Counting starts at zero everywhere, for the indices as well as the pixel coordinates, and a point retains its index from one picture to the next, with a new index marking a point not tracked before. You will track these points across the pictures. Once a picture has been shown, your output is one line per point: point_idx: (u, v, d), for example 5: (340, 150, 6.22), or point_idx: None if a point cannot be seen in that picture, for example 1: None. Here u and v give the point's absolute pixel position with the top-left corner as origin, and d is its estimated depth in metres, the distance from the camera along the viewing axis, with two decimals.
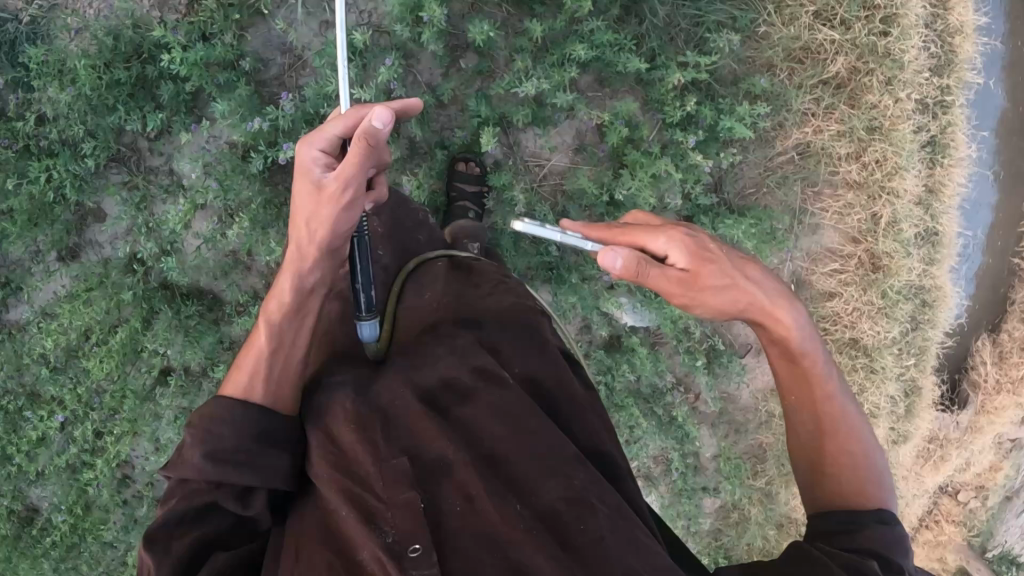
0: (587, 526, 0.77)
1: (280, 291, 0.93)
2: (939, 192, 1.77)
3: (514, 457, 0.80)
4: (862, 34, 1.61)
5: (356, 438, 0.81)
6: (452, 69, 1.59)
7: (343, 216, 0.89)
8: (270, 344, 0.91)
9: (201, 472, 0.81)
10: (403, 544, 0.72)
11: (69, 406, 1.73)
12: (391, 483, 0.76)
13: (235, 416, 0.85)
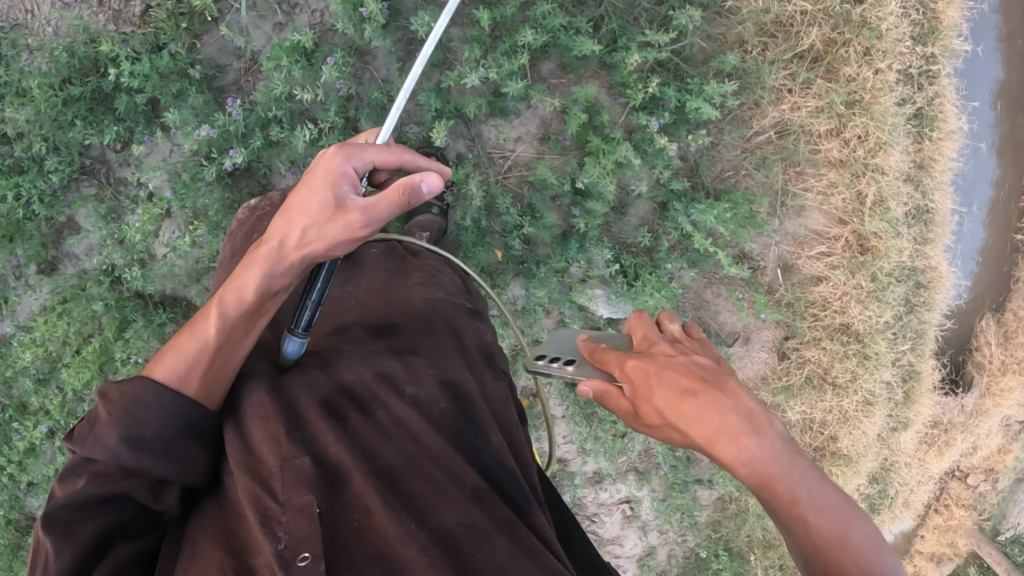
0: (485, 554, 0.74)
1: (245, 281, 0.79)
2: (929, 167, 1.68)
3: (413, 475, 0.79)
4: (836, 3, 1.52)
5: (263, 433, 0.76)
6: (407, 63, 1.54)
7: (345, 242, 0.78)
8: (219, 339, 0.78)
9: (118, 454, 0.71)
10: (294, 552, 0.67)
11: (54, 416, 1.76)
12: (292, 484, 0.72)
13: (162, 403, 0.74)
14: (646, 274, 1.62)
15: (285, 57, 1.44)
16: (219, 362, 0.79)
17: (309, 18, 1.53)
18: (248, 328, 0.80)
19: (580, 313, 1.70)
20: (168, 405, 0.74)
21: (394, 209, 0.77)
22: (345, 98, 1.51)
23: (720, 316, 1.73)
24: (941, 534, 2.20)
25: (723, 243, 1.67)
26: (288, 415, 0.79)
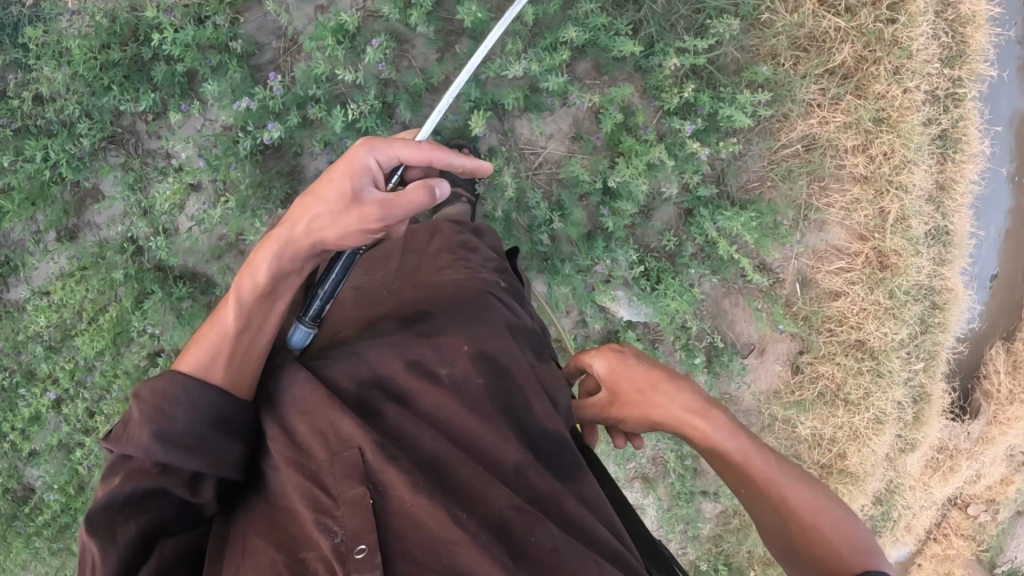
0: (538, 537, 0.66)
1: (258, 263, 0.73)
2: (949, 189, 1.71)
3: (456, 460, 0.70)
4: (868, 21, 1.54)
5: (309, 429, 0.70)
6: (446, 53, 1.56)
7: (362, 238, 0.75)
8: (238, 322, 0.72)
9: (149, 452, 0.64)
10: (350, 544, 0.61)
11: (62, 384, 1.75)
12: (342, 477, 0.65)
13: (191, 393, 0.67)
14: (669, 278, 1.64)
15: (329, 37, 1.44)
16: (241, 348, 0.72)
17: (352, 3, 1.55)
18: (268, 313, 0.74)
19: (600, 313, 1.71)
20: (190, 392, 0.67)
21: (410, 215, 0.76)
22: (386, 82, 1.54)
23: (736, 324, 1.74)
24: (939, 564, 2.17)
25: (745, 250, 1.69)
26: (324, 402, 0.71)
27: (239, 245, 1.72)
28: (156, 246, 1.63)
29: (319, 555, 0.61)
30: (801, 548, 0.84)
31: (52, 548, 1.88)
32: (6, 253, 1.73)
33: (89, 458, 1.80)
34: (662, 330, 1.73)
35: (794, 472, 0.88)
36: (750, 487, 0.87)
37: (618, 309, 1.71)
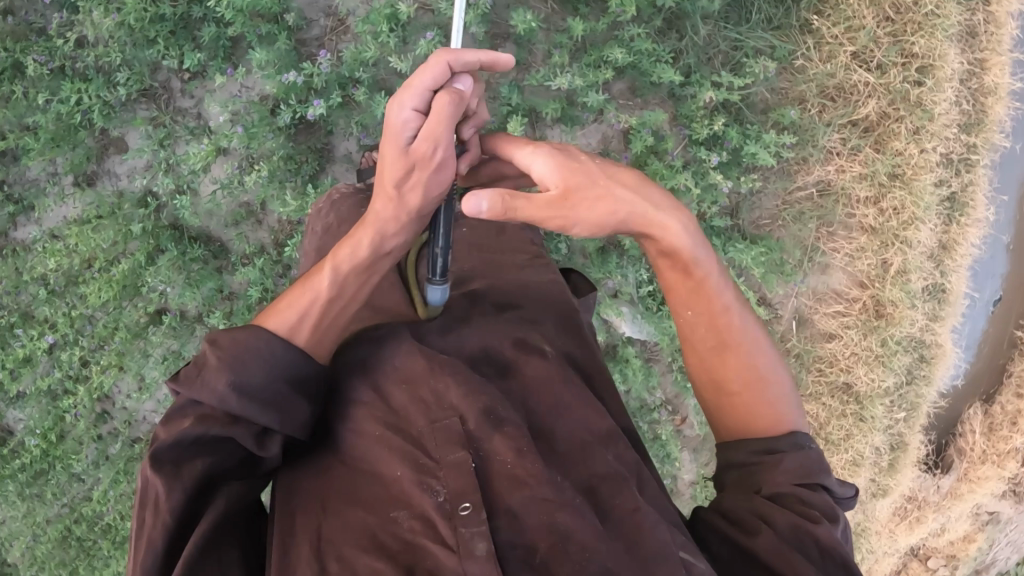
0: (623, 500, 0.68)
1: (360, 238, 0.77)
2: (951, 249, 1.76)
3: (554, 427, 0.71)
4: (897, 80, 1.59)
5: (407, 393, 0.71)
6: (490, 55, 1.59)
7: (590, 209, 0.70)
8: (331, 289, 0.75)
9: (225, 403, 0.66)
10: (454, 502, 0.62)
11: (60, 330, 1.76)
12: (443, 439, 0.66)
13: (275, 350, 0.69)
14: None
15: (382, 24, 1.47)
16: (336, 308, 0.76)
17: None
18: (357, 283, 0.78)
19: (603, 326, 1.75)
20: (276, 353, 0.69)
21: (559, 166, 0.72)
22: None
23: None
24: None
25: (750, 284, 1.75)
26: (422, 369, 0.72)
27: (260, 215, 1.75)
28: (181, 206, 1.66)
29: (419, 510, 0.62)
30: (734, 412, 0.84)
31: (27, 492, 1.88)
32: (19, 191, 1.72)
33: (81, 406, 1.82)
34: (660, 350, 1.79)
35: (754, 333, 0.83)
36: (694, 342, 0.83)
37: (622, 326, 1.72)
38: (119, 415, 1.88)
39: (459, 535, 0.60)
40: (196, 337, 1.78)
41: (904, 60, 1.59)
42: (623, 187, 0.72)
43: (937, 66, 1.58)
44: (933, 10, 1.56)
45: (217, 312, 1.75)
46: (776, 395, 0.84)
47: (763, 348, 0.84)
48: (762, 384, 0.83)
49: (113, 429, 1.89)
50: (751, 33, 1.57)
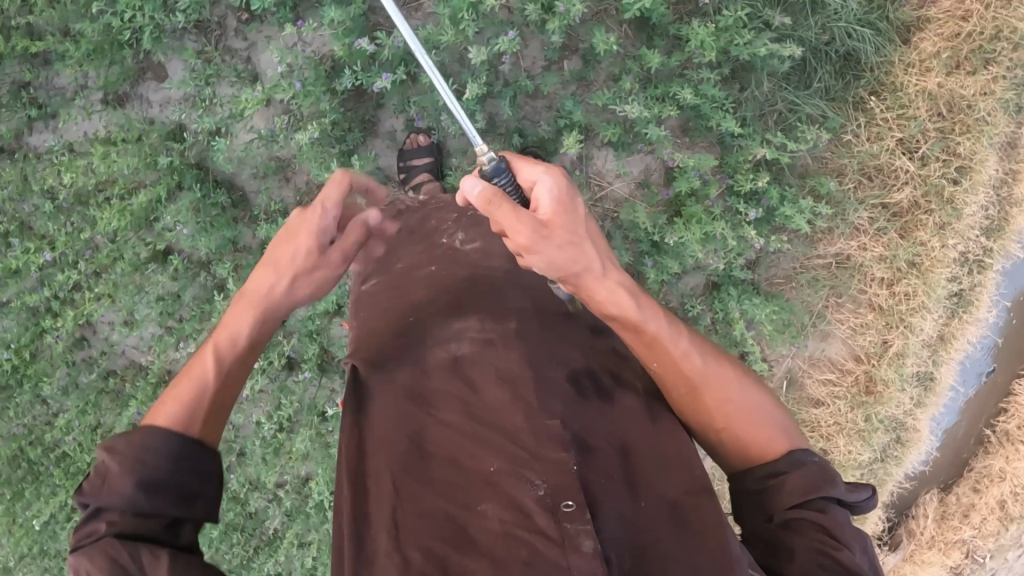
0: (707, 514, 0.82)
1: (240, 329, 0.96)
2: (947, 343, 1.80)
3: (639, 445, 0.88)
4: (935, 175, 1.64)
5: (513, 396, 0.88)
6: (555, 65, 1.61)
7: (568, 247, 0.88)
8: (214, 382, 0.90)
9: (130, 497, 0.77)
10: (556, 498, 0.78)
11: (59, 248, 1.76)
12: (544, 442, 0.83)
13: (164, 445, 0.82)
14: None
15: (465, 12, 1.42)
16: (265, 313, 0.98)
17: None
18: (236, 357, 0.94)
19: None
20: (168, 445, 0.83)
21: (559, 191, 0.89)
22: (499, 72, 1.58)
23: None
24: None
25: (754, 338, 1.80)
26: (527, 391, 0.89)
27: (292, 175, 1.74)
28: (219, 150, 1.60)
29: (526, 503, 0.79)
30: (727, 438, 0.91)
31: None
32: (44, 97, 1.70)
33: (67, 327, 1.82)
34: None
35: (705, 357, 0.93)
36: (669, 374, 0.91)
37: None
38: (97, 344, 1.96)
39: (565, 529, 0.75)
40: (196, 283, 1.82)
41: (946, 158, 1.64)
42: (582, 252, 0.89)
43: (977, 169, 1.63)
44: (985, 114, 1.59)
45: (229, 262, 1.75)
46: (761, 412, 0.92)
47: (725, 370, 0.93)
48: (740, 404, 0.91)
49: (87, 358, 1.95)
50: (809, 99, 1.61)
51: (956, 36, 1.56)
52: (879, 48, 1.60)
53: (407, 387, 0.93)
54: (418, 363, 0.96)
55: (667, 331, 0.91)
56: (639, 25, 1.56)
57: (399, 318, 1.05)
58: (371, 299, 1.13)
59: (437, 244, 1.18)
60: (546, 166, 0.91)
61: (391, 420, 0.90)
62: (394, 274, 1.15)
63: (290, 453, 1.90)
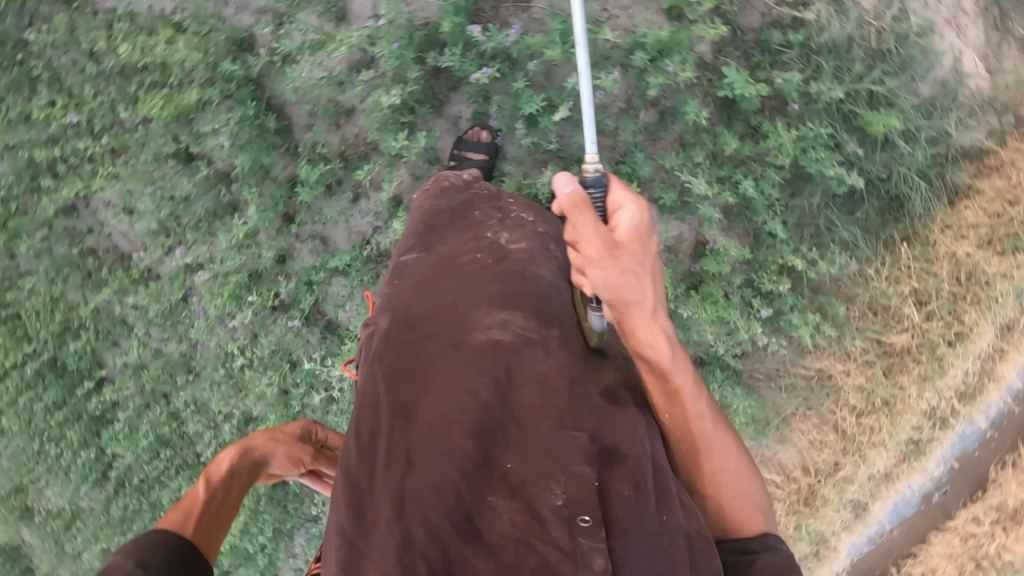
0: (710, 559, 0.85)
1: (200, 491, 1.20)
2: (890, 482, 1.87)
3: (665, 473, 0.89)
4: (934, 331, 1.73)
5: (544, 399, 0.92)
6: (633, 110, 1.60)
7: (629, 277, 0.89)
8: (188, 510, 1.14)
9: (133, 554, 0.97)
10: (574, 512, 0.81)
11: (86, 113, 1.74)
12: (570, 453, 0.86)
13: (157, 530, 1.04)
14: None
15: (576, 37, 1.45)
16: (259, 459, 1.37)
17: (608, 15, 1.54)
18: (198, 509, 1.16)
19: None
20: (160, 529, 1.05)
21: (637, 225, 0.91)
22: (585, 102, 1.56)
23: None
24: None
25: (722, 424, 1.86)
26: (562, 398, 0.92)
27: (347, 124, 1.70)
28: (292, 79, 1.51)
29: (543, 510, 0.82)
30: (707, 500, 0.97)
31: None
32: None
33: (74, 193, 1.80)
34: None
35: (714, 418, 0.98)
36: (676, 427, 0.97)
37: None
38: (83, 220, 1.93)
39: (578, 544, 0.79)
40: (204, 196, 1.77)
41: (950, 319, 1.72)
42: (640, 286, 0.90)
43: (972, 339, 1.72)
44: (998, 294, 1.69)
45: (257, 188, 1.73)
46: (742, 489, 0.97)
47: (727, 436, 0.98)
48: (732, 474, 0.97)
49: (68, 229, 1.93)
50: (848, 225, 1.68)
51: (996, 215, 1.68)
52: (925, 200, 1.69)
53: (439, 365, 0.96)
54: (455, 341, 0.99)
55: (688, 387, 0.96)
56: (722, 104, 1.61)
57: (440, 289, 1.07)
58: (408, 274, 1.14)
59: (484, 236, 1.16)
60: (636, 195, 0.92)
61: (421, 394, 0.94)
62: (436, 256, 1.15)
63: (248, 390, 1.90)
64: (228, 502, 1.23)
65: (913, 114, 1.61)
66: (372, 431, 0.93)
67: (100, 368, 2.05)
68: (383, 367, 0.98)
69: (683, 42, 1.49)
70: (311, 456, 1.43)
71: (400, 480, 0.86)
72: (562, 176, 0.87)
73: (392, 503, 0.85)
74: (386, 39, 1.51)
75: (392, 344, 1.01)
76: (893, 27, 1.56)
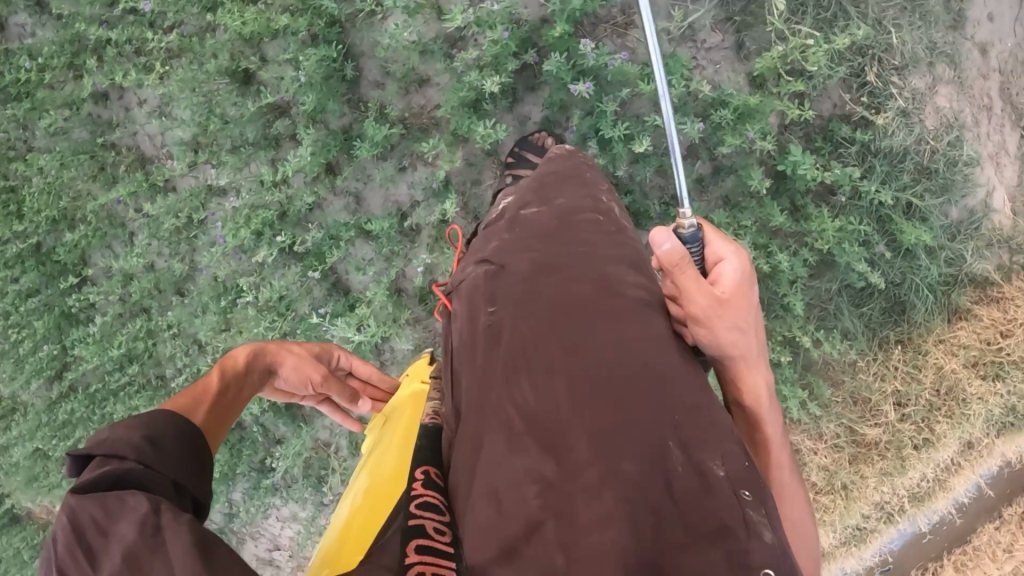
0: None
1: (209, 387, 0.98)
2: (825, 560, 1.97)
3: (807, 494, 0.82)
4: (906, 432, 1.84)
5: (687, 365, 0.89)
6: (692, 158, 1.69)
7: (736, 331, 0.93)
8: (188, 408, 0.91)
9: (137, 444, 0.75)
10: (738, 484, 0.75)
11: (156, 5, 1.68)
12: (723, 427, 0.81)
13: (164, 420, 0.82)
14: None
15: (677, 78, 1.52)
16: (270, 365, 1.16)
17: (699, 68, 1.63)
18: (202, 410, 0.93)
19: None
20: (165, 418, 0.82)
21: (740, 277, 0.96)
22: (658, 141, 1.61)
23: None
24: None
25: None
26: (696, 376, 0.88)
27: (414, 93, 1.69)
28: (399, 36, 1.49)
29: (713, 476, 0.75)
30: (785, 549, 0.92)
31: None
32: None
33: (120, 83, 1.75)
34: None
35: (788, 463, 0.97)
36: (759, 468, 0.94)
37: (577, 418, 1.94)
38: (114, 111, 1.90)
39: (749, 515, 0.72)
40: (253, 123, 1.72)
41: (922, 425, 1.84)
42: (745, 339, 0.94)
43: (936, 446, 1.84)
44: (971, 413, 1.82)
45: (312, 129, 1.67)
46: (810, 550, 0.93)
47: (801, 497, 0.96)
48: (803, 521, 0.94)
49: (96, 114, 1.89)
50: (855, 315, 1.78)
51: (987, 342, 1.82)
52: (927, 311, 1.80)
53: (593, 312, 0.94)
54: (601, 290, 0.98)
55: (775, 438, 0.97)
56: (777, 176, 1.68)
57: (568, 247, 1.06)
58: (530, 229, 1.12)
59: (602, 202, 1.16)
60: (736, 246, 0.98)
61: (581, 336, 0.92)
62: (557, 209, 1.14)
63: (239, 326, 1.84)
64: (236, 405, 1.01)
65: (942, 233, 1.72)
66: (535, 372, 0.90)
67: (86, 267, 1.98)
68: (537, 313, 0.97)
69: (764, 110, 1.55)
70: (325, 377, 1.22)
71: (578, 421, 0.82)
72: (662, 232, 0.93)
73: (581, 444, 0.79)
74: (500, 26, 1.47)
75: (540, 293, 1.00)
76: (946, 150, 1.66)
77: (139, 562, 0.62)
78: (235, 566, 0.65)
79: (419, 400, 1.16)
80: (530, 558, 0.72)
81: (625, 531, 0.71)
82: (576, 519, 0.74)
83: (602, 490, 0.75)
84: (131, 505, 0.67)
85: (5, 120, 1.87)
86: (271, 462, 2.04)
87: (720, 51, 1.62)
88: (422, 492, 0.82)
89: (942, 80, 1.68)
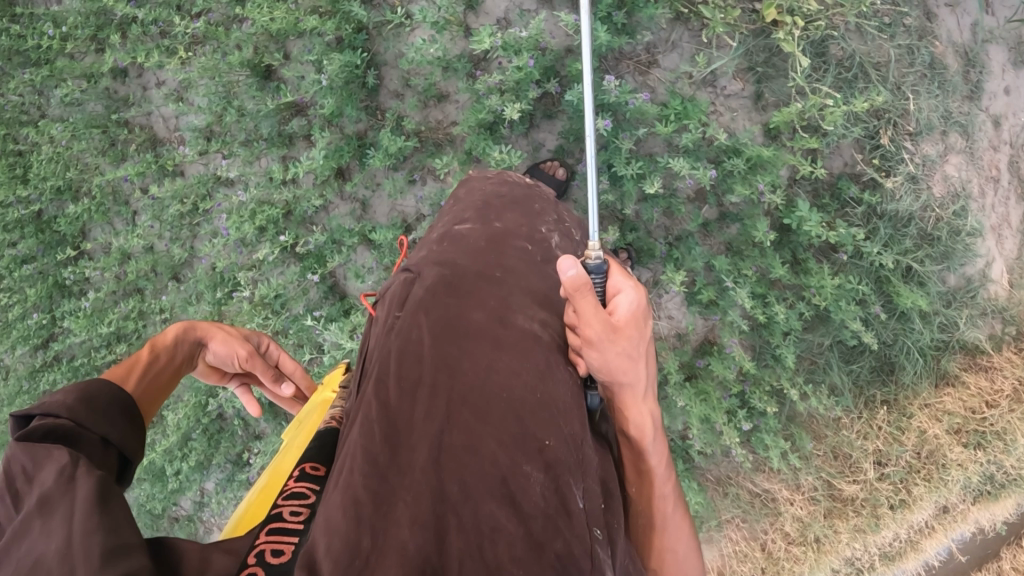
0: None
1: (142, 351, 0.97)
2: None
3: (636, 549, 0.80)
4: (882, 492, 1.84)
5: (570, 398, 0.81)
6: (701, 202, 1.70)
7: (625, 358, 0.83)
8: (121, 374, 0.90)
9: (70, 402, 0.74)
10: (590, 520, 0.72)
11: None
12: (582, 463, 0.76)
13: (102, 384, 0.80)
14: None
15: (693, 121, 1.52)
16: (199, 340, 1.09)
17: (715, 114, 1.65)
18: (138, 374, 0.92)
19: None
20: (103, 382, 0.81)
21: (636, 308, 0.84)
22: (668, 182, 1.65)
23: None
24: None
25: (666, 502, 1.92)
26: (575, 399, 0.82)
27: (433, 107, 1.69)
28: (418, 51, 1.50)
29: (570, 503, 0.71)
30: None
31: (14, 58, 1.87)
32: None
33: (142, 62, 1.70)
34: None
35: (675, 503, 0.91)
36: (643, 505, 0.89)
37: None
38: (131, 88, 1.89)
39: (594, 550, 0.69)
40: (269, 119, 1.70)
41: (899, 486, 1.84)
42: (635, 369, 0.84)
43: (909, 507, 1.85)
44: (949, 478, 1.83)
45: (327, 132, 1.65)
46: None
47: (685, 525, 0.91)
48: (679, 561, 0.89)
49: (110, 90, 1.86)
50: (844, 372, 1.79)
51: (971, 410, 1.82)
52: (915, 375, 1.81)
53: (481, 329, 0.84)
54: (496, 314, 0.87)
55: (659, 470, 0.89)
56: (781, 229, 1.70)
57: (489, 259, 0.98)
58: (459, 241, 1.05)
59: (539, 231, 1.10)
60: (634, 281, 0.87)
61: (459, 349, 0.80)
62: (492, 230, 1.07)
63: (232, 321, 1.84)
64: (170, 379, 0.99)
65: (937, 299, 1.74)
66: (401, 375, 0.77)
67: (87, 241, 1.97)
68: (425, 318, 0.84)
69: (776, 164, 1.55)
70: (252, 354, 1.14)
71: (433, 429, 0.71)
72: (566, 258, 0.78)
73: (426, 451, 0.70)
74: (526, 53, 1.46)
75: (434, 298, 0.87)
76: (950, 220, 1.68)
77: (49, 501, 0.60)
78: (130, 520, 0.62)
79: (325, 406, 1.07)
80: (340, 533, 0.63)
81: (437, 540, 0.64)
82: (396, 515, 0.65)
83: (431, 496, 0.67)
84: (56, 455, 0.66)
85: (19, 83, 1.86)
86: (249, 457, 2.06)
87: (739, 99, 1.65)
88: (292, 484, 0.75)
89: (953, 148, 1.71)
